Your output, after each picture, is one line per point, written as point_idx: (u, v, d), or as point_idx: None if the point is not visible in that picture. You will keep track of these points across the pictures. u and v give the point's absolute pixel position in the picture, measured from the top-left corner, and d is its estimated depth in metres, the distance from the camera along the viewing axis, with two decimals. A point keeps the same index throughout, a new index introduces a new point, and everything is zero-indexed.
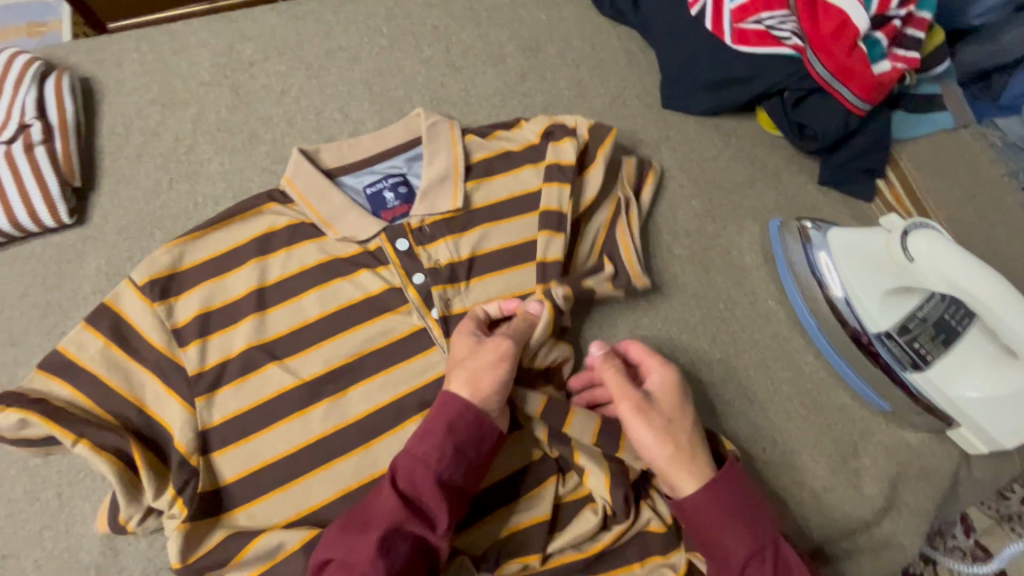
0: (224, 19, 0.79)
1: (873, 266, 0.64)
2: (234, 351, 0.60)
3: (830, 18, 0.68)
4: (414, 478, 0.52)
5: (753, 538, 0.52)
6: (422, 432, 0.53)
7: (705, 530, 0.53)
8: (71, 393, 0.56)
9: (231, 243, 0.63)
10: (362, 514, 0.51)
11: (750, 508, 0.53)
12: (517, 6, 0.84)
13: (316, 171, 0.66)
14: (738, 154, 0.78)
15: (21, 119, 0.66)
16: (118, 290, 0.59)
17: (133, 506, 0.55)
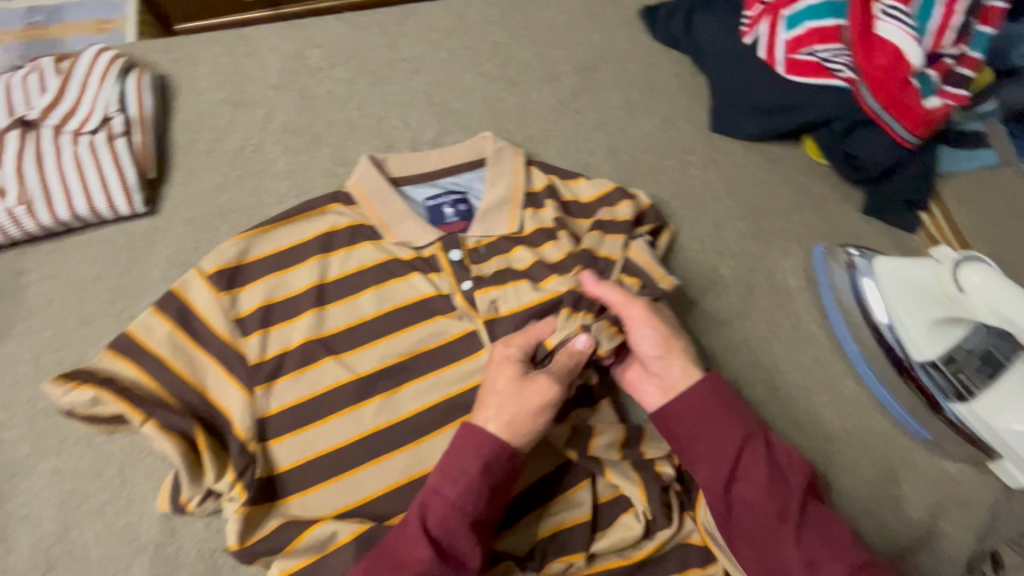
0: (294, 26, 0.83)
1: (919, 296, 0.65)
2: (291, 344, 0.62)
3: (884, 52, 0.70)
4: (445, 520, 0.51)
5: (740, 426, 0.56)
6: (451, 472, 0.52)
7: (693, 424, 0.56)
8: (138, 374, 0.57)
9: (295, 240, 0.65)
10: (392, 556, 0.50)
11: (732, 398, 0.57)
12: (573, 26, 0.87)
13: (383, 179, 0.69)
14: (784, 180, 0.80)
15: (105, 112, 0.69)
16: (187, 279, 0.61)
17: (194, 487, 0.56)
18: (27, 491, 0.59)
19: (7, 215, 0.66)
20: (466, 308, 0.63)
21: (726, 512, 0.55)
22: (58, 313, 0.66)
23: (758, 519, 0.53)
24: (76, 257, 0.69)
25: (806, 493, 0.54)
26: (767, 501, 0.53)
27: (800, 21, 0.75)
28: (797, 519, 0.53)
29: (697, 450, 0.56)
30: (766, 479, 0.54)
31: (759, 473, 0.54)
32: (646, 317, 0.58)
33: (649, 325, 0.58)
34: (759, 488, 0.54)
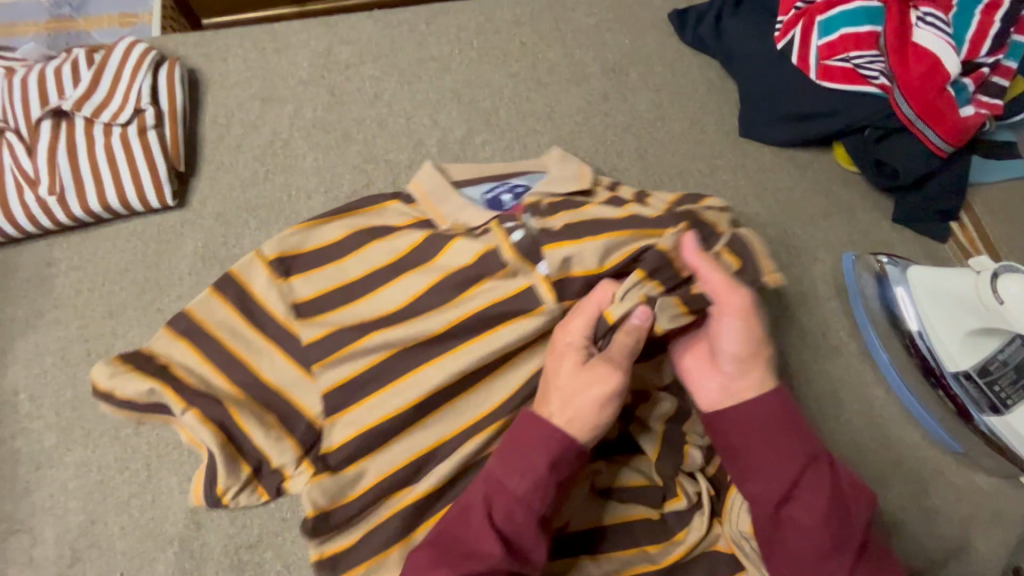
0: (323, 23, 0.83)
1: (954, 306, 0.64)
2: (339, 324, 0.60)
3: (921, 61, 0.70)
4: (513, 515, 0.50)
5: (806, 448, 0.53)
6: (519, 466, 0.51)
7: (755, 441, 0.54)
8: (195, 354, 0.59)
9: (351, 229, 0.65)
10: (459, 548, 0.49)
11: (798, 418, 0.55)
12: (602, 28, 0.86)
13: (442, 176, 0.69)
14: (813, 187, 0.79)
15: (137, 104, 0.69)
16: (247, 262, 0.62)
17: (231, 478, 0.56)
18: (53, 483, 0.59)
19: (39, 205, 0.66)
20: (524, 263, 0.57)
21: (777, 533, 0.53)
22: (86, 305, 0.66)
23: (811, 546, 0.52)
24: (105, 248, 0.69)
25: (865, 526, 0.53)
26: (823, 529, 0.51)
27: (834, 27, 0.75)
28: (851, 551, 0.51)
29: (755, 468, 0.54)
30: (827, 508, 0.52)
31: (820, 501, 0.52)
32: (743, 309, 0.53)
33: (743, 319, 0.53)
34: (817, 516, 0.52)
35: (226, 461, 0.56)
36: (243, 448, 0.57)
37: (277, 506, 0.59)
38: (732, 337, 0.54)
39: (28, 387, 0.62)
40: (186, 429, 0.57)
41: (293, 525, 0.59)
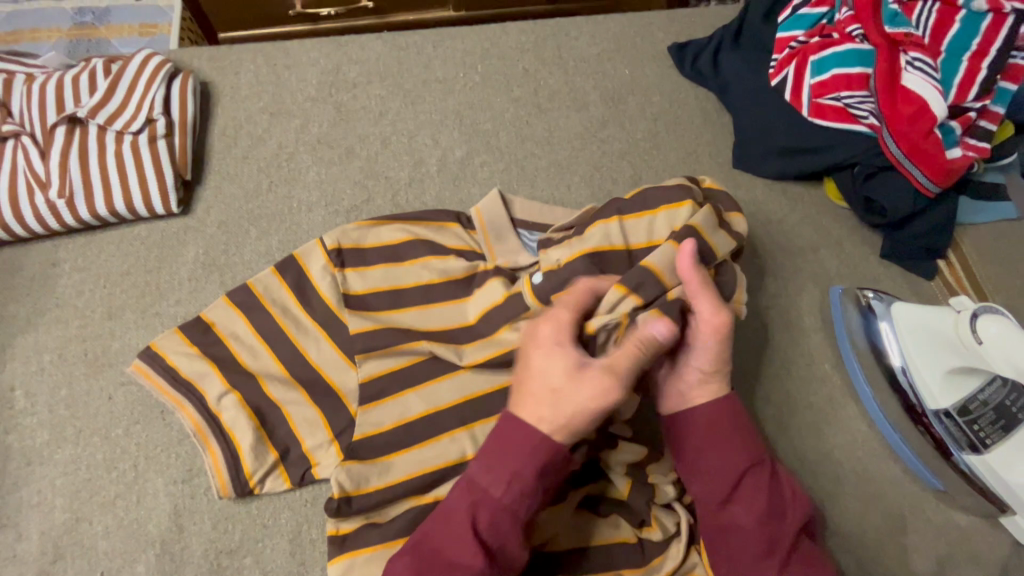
0: (334, 42, 0.86)
1: (936, 343, 0.65)
2: (384, 322, 0.64)
3: (909, 103, 0.71)
4: (498, 521, 0.50)
5: (750, 451, 0.57)
6: (504, 477, 0.50)
7: (705, 440, 0.58)
8: (248, 327, 0.65)
9: (403, 236, 0.69)
10: (443, 553, 0.50)
11: (748, 424, 0.59)
12: (604, 58, 0.89)
13: (504, 210, 0.71)
14: (804, 220, 0.80)
15: (149, 114, 0.72)
16: (310, 249, 0.68)
17: (259, 461, 0.60)
18: (41, 479, 0.60)
19: (48, 207, 0.68)
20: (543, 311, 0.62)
21: (721, 529, 0.57)
22: (86, 305, 0.68)
23: (749, 543, 0.55)
24: (109, 251, 0.71)
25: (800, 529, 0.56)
26: (760, 527, 0.55)
27: (827, 67, 0.77)
28: (787, 547, 0.55)
29: (703, 465, 0.58)
30: (764, 508, 0.56)
31: (759, 500, 0.56)
32: (715, 329, 0.56)
33: (711, 339, 0.57)
34: (755, 515, 0.56)
35: (250, 441, 0.60)
36: (272, 433, 0.62)
37: (259, 512, 0.60)
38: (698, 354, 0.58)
39: (25, 383, 0.64)
40: (218, 410, 0.61)
41: (274, 532, 0.60)
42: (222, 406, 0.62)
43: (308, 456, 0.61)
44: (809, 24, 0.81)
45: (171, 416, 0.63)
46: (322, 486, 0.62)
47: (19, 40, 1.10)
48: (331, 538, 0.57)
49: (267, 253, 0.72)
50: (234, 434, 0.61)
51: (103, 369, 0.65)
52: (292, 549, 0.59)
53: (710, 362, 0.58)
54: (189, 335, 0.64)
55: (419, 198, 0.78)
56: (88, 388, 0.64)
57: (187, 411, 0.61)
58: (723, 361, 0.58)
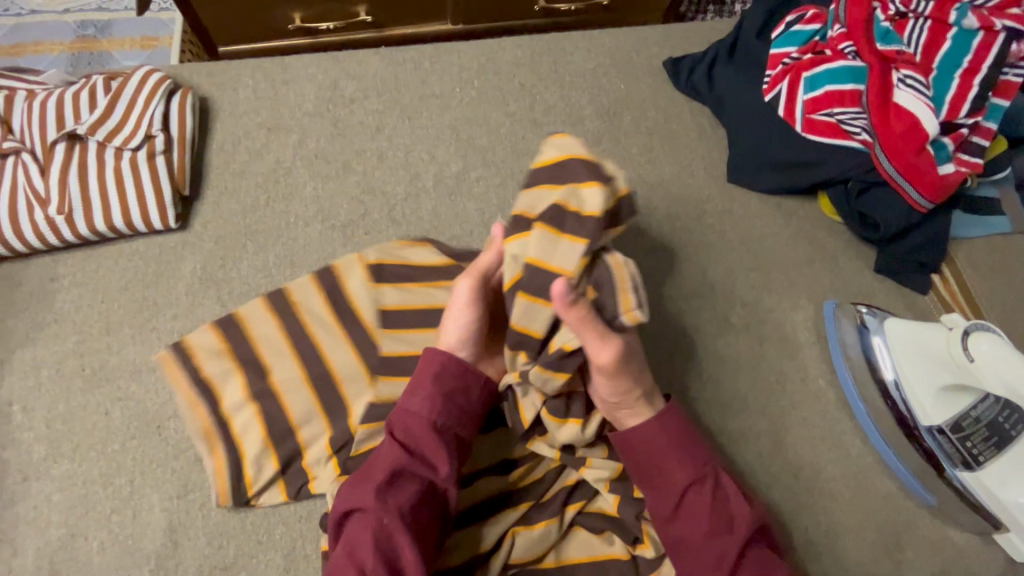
0: (332, 58, 0.87)
1: (930, 361, 0.66)
2: (416, 345, 0.67)
3: (901, 120, 0.72)
4: (414, 429, 0.58)
5: (694, 466, 0.58)
6: (413, 390, 0.59)
7: (649, 460, 0.59)
8: (281, 335, 0.67)
9: (446, 262, 0.72)
10: (372, 468, 0.57)
11: (693, 436, 0.59)
12: (599, 73, 0.90)
13: None
14: (798, 234, 0.81)
15: (148, 130, 0.73)
16: (350, 261, 0.71)
17: (263, 472, 0.62)
18: (38, 494, 0.61)
19: (47, 223, 0.69)
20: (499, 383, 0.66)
21: (673, 544, 0.57)
22: (84, 320, 0.69)
23: (698, 556, 0.56)
24: (107, 266, 0.71)
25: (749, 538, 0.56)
26: (706, 541, 0.56)
27: (819, 84, 0.78)
28: (735, 558, 0.55)
29: (648, 483, 0.59)
30: (709, 523, 0.56)
31: (703, 515, 0.56)
32: (601, 369, 0.55)
33: (601, 375, 0.55)
34: (701, 531, 0.56)
35: (256, 450, 0.62)
36: (281, 445, 0.63)
37: (253, 528, 0.60)
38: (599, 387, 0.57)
39: (23, 398, 0.64)
40: (231, 415, 0.64)
41: (268, 548, 0.60)
42: (238, 415, 0.64)
43: (306, 471, 0.63)
44: (802, 40, 0.82)
45: (168, 431, 0.64)
46: (317, 502, 0.62)
47: (21, 53, 1.12)
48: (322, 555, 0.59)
49: (264, 267, 0.73)
50: (246, 443, 0.63)
51: (100, 384, 0.65)
52: (286, 565, 0.59)
53: (611, 394, 0.57)
54: (221, 330, 0.66)
55: (415, 212, 0.78)
56: (85, 403, 0.65)
57: (200, 413, 0.63)
58: (623, 392, 0.57)
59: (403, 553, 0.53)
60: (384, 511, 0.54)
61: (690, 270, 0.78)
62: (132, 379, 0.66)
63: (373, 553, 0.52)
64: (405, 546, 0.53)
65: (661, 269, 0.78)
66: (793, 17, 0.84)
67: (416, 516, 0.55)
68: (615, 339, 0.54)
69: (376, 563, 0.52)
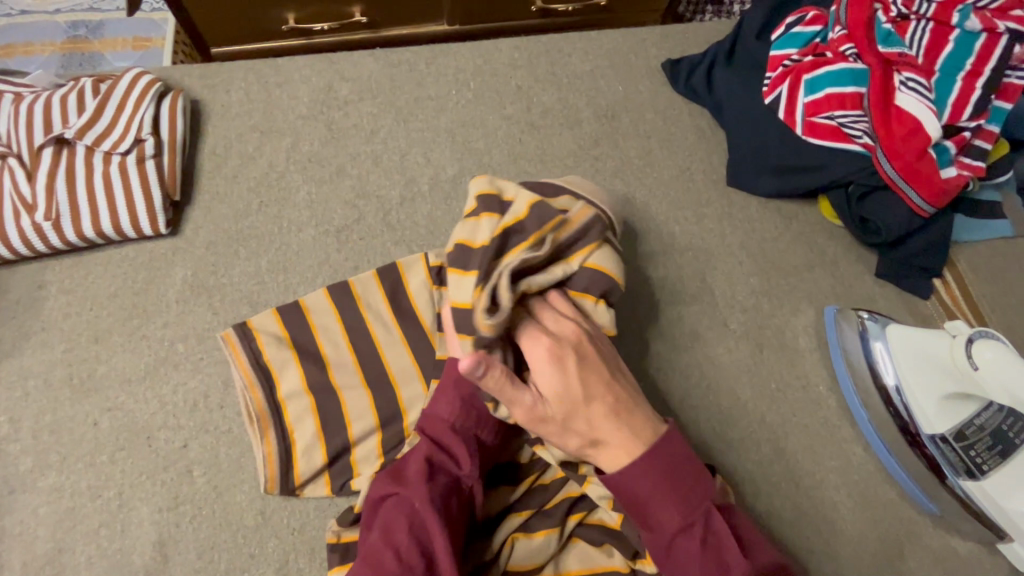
0: (326, 60, 0.85)
1: (933, 368, 0.65)
2: None
3: (903, 123, 0.71)
4: (442, 427, 0.59)
5: (682, 513, 0.54)
6: (438, 395, 0.61)
7: (637, 499, 0.55)
8: (342, 332, 0.66)
9: None
10: (404, 463, 0.58)
11: (680, 478, 0.55)
12: (597, 75, 0.89)
13: None
14: (798, 238, 0.80)
15: (137, 134, 0.71)
16: (414, 261, 0.69)
17: (309, 465, 0.61)
18: (24, 508, 0.59)
19: (34, 229, 0.68)
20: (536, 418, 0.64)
21: None
22: (72, 329, 0.67)
23: None
24: (96, 273, 0.70)
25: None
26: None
27: (820, 86, 0.77)
28: None
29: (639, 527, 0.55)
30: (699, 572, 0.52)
31: (692, 564, 0.53)
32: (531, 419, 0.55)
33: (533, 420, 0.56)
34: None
35: (306, 441, 0.62)
36: (328, 440, 0.62)
37: (246, 541, 0.59)
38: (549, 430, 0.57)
39: (9, 409, 0.63)
40: (286, 401, 0.63)
41: (261, 561, 0.59)
42: (294, 407, 0.63)
43: (353, 467, 0.62)
44: (802, 42, 0.81)
45: (158, 441, 0.62)
46: (311, 513, 0.61)
47: (11, 54, 1.10)
48: (331, 547, 0.58)
49: (256, 273, 0.72)
50: (295, 437, 0.62)
51: (87, 395, 0.64)
52: None
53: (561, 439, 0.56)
54: (284, 317, 0.66)
55: (411, 217, 0.77)
56: (72, 414, 0.63)
57: (256, 395, 0.63)
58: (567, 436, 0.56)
59: (437, 543, 0.52)
60: (419, 503, 0.54)
61: (688, 276, 0.77)
62: (121, 389, 0.65)
63: (409, 541, 0.52)
64: (439, 536, 0.52)
65: (660, 274, 0.77)
66: (794, 19, 0.83)
67: (448, 510, 0.55)
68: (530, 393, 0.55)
69: (410, 550, 0.51)
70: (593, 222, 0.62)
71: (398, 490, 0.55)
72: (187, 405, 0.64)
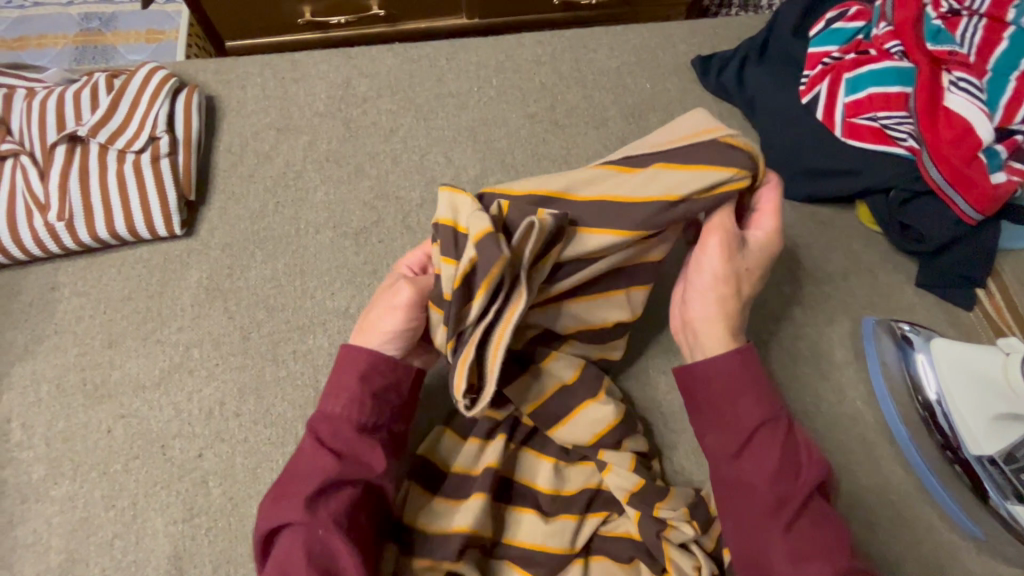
0: (343, 55, 0.83)
1: (983, 387, 0.64)
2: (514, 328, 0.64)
3: (952, 126, 0.68)
4: (343, 432, 0.51)
5: (765, 407, 0.53)
6: (335, 392, 0.52)
7: (718, 393, 0.54)
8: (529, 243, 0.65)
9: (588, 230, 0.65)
10: (297, 478, 0.50)
11: (764, 378, 0.55)
12: (623, 71, 0.85)
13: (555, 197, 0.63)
14: (834, 245, 0.76)
15: (152, 131, 0.69)
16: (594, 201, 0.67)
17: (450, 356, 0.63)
18: (37, 518, 0.58)
19: (47, 230, 0.66)
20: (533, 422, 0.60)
21: (728, 482, 0.53)
22: (85, 332, 0.66)
23: (756, 497, 0.51)
24: (110, 275, 0.68)
25: (811, 483, 0.52)
26: (769, 484, 0.51)
27: (862, 85, 0.74)
28: (794, 504, 0.51)
29: (713, 421, 0.55)
30: (777, 465, 0.51)
31: (769, 457, 0.52)
32: (756, 241, 0.58)
33: (719, 257, 0.56)
34: (765, 471, 0.51)
35: None
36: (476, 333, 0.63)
37: None
38: (699, 271, 0.57)
39: (22, 415, 0.62)
40: None
41: None
42: None
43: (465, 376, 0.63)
44: (843, 39, 0.78)
45: (173, 451, 0.61)
46: None
47: (25, 47, 1.08)
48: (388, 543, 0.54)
49: (273, 276, 0.69)
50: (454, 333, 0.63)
51: (101, 401, 0.62)
52: None
53: (717, 283, 0.56)
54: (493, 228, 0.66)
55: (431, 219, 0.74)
56: (86, 420, 0.62)
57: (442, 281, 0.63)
58: (736, 278, 0.57)
59: (343, 561, 0.46)
60: (322, 528, 0.47)
61: None
62: (135, 396, 0.63)
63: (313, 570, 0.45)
64: (349, 558, 0.46)
65: None
66: (834, 14, 0.80)
67: (354, 525, 0.49)
68: (731, 233, 0.56)
69: None
70: (556, 220, 0.52)
71: (292, 517, 0.47)
72: (201, 413, 0.62)
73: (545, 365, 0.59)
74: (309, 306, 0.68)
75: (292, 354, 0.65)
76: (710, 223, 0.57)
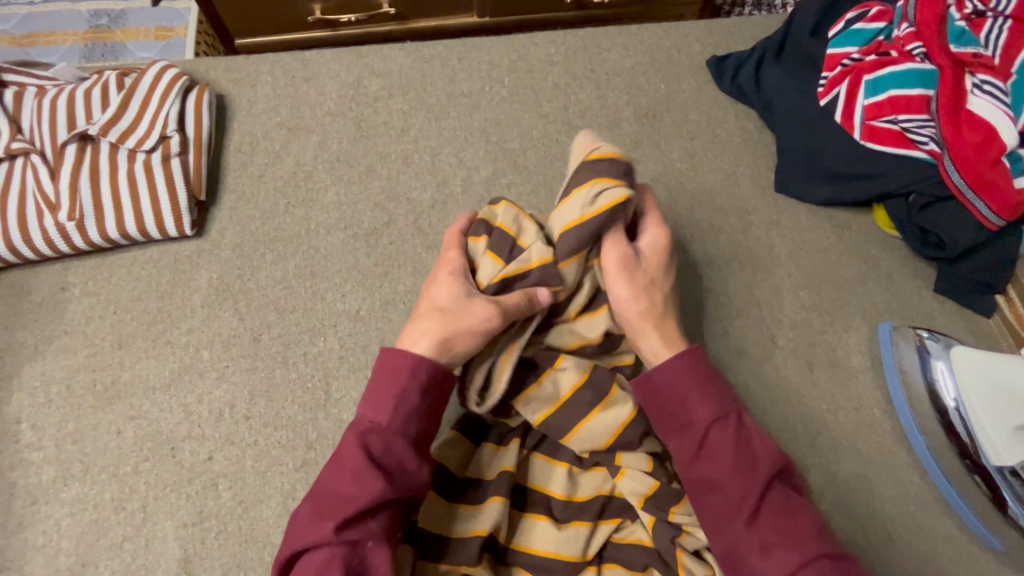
0: (355, 53, 0.82)
1: (1004, 396, 0.62)
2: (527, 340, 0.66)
3: (975, 129, 0.66)
4: (395, 447, 0.50)
5: (715, 405, 0.54)
6: (387, 404, 0.51)
7: (669, 397, 0.55)
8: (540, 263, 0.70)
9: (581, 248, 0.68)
10: (340, 492, 0.48)
11: (714, 376, 0.56)
12: (637, 71, 0.84)
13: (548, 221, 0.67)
14: (851, 250, 0.75)
15: (163, 130, 0.69)
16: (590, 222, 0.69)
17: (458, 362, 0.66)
18: (46, 520, 0.58)
19: (57, 229, 0.65)
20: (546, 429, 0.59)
21: (692, 486, 0.53)
22: (95, 333, 0.65)
23: (720, 496, 0.51)
24: (120, 275, 0.68)
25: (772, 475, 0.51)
26: (728, 480, 0.51)
27: (882, 87, 0.72)
28: (754, 499, 0.50)
29: (670, 426, 0.55)
30: (734, 460, 0.51)
31: (725, 453, 0.52)
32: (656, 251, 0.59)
33: (624, 282, 0.57)
34: (724, 468, 0.51)
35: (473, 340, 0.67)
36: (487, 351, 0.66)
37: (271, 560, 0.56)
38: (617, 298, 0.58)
39: (31, 416, 0.61)
40: None
41: None
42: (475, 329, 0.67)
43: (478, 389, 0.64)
44: (864, 40, 0.76)
45: (182, 454, 0.60)
46: None
47: (34, 43, 1.08)
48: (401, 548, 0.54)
49: (283, 278, 0.69)
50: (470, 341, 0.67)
51: (111, 403, 0.62)
52: None
53: (633, 300, 0.57)
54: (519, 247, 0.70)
55: (443, 221, 0.73)
56: (96, 422, 0.61)
57: None
58: (649, 292, 0.57)
59: None
60: (368, 544, 0.47)
61: (733, 287, 0.73)
62: (145, 397, 0.62)
63: None
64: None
65: (704, 285, 0.73)
66: (854, 14, 0.78)
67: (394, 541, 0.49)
68: (625, 249, 0.57)
69: None
70: None
71: (337, 533, 0.46)
72: (211, 416, 0.62)
73: (544, 378, 0.58)
74: (320, 307, 0.67)
75: (303, 357, 0.65)
76: (608, 244, 0.58)
